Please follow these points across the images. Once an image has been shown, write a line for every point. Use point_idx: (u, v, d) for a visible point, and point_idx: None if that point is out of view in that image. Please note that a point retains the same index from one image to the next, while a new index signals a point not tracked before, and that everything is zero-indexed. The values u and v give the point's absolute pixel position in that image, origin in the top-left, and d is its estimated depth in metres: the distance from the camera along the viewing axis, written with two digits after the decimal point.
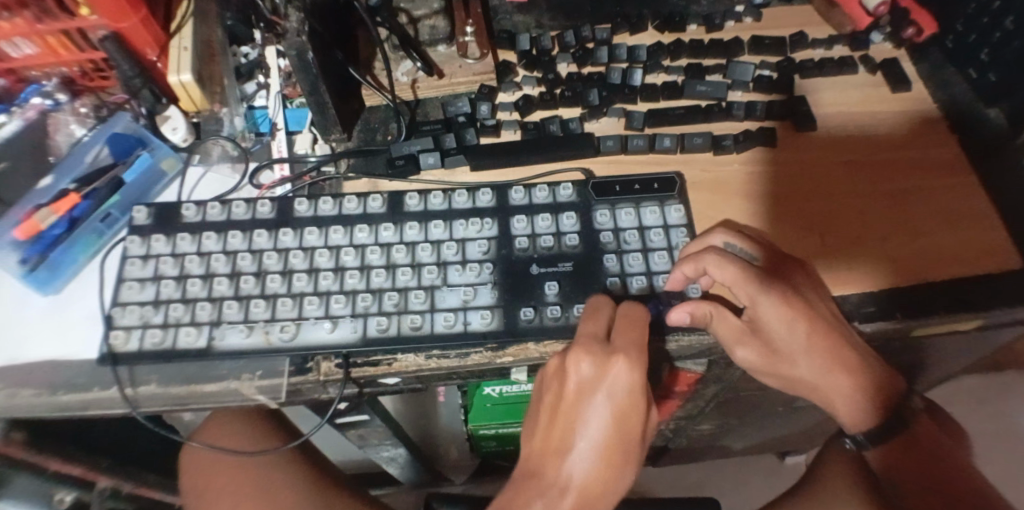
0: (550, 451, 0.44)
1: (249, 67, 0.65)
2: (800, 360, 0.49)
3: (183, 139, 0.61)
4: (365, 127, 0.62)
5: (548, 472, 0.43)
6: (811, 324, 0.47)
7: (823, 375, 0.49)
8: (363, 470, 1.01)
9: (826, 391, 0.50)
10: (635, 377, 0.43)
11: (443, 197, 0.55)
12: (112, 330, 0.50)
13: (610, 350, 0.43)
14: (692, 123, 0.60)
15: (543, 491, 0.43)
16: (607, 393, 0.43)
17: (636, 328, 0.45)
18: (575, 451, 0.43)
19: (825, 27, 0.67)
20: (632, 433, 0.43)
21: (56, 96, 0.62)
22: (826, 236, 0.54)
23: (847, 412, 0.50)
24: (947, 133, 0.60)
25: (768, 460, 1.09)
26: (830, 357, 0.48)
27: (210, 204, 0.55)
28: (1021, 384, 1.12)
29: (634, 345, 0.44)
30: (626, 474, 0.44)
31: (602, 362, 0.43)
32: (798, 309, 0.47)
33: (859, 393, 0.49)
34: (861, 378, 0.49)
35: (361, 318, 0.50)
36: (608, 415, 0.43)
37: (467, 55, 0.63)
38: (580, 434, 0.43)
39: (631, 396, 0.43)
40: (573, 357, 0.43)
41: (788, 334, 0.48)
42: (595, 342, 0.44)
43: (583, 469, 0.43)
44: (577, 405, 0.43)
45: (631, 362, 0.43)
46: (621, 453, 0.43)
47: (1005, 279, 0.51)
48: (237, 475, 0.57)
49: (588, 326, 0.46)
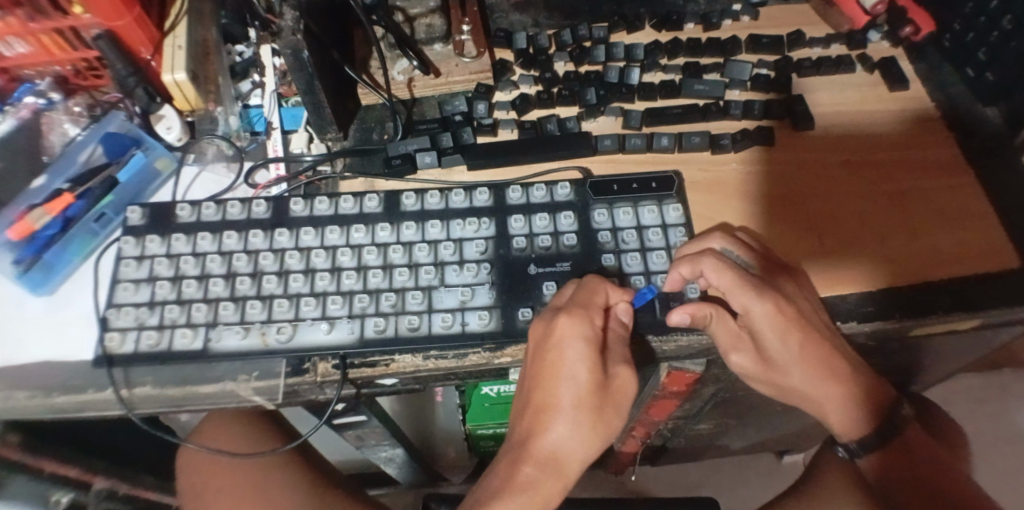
0: (522, 410, 0.46)
1: (244, 66, 0.65)
2: (793, 371, 0.49)
3: (178, 138, 0.61)
4: (361, 126, 0.62)
5: (520, 430, 0.46)
6: (805, 334, 0.47)
7: (815, 385, 0.49)
8: (362, 471, 1.01)
9: (818, 400, 0.50)
10: (580, 331, 0.44)
11: (441, 197, 0.55)
12: (106, 332, 0.49)
13: (557, 310, 0.46)
14: (690, 122, 0.60)
15: (513, 446, 0.45)
16: (557, 349, 0.45)
17: (595, 290, 0.47)
18: (539, 407, 0.45)
19: (822, 25, 0.67)
20: (590, 386, 0.44)
21: (50, 96, 0.61)
22: (824, 236, 0.54)
23: (838, 419, 0.51)
24: (945, 131, 0.59)
25: (766, 458, 1.09)
26: (819, 368, 0.48)
27: (206, 204, 0.55)
28: (1018, 382, 1.13)
29: (581, 304, 0.46)
30: (592, 431, 0.44)
31: (548, 322, 0.45)
32: (794, 320, 0.47)
33: (850, 402, 0.50)
34: (851, 389, 0.49)
35: (359, 318, 0.49)
36: (566, 370, 0.44)
37: (464, 54, 0.63)
38: (542, 390, 0.45)
39: (582, 350, 0.44)
40: (531, 322, 0.47)
41: (782, 346, 0.48)
42: (550, 308, 0.47)
43: (548, 425, 0.44)
44: (533, 363, 0.45)
45: (574, 318, 0.45)
46: (582, 407, 0.44)
47: (1003, 277, 0.51)
48: (233, 477, 0.56)
49: (556, 297, 0.48)
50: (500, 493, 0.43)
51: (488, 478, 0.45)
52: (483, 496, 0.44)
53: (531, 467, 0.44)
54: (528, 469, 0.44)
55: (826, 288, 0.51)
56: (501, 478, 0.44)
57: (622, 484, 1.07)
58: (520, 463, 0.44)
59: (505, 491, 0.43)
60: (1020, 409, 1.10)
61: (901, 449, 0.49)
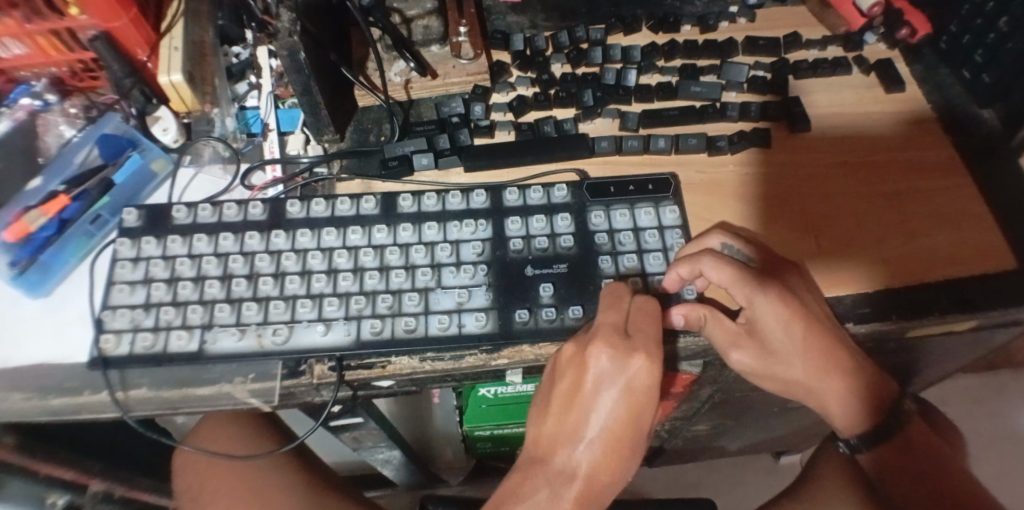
0: (559, 442, 0.45)
1: (241, 67, 0.65)
2: (796, 363, 0.49)
3: (175, 140, 0.60)
4: (358, 127, 0.62)
5: (557, 463, 0.44)
6: (808, 326, 0.47)
7: (818, 377, 0.49)
8: (358, 472, 1.01)
9: (818, 393, 0.50)
10: (652, 375, 0.44)
11: (437, 198, 0.54)
12: (102, 334, 0.49)
13: (632, 346, 0.44)
14: (687, 124, 0.60)
15: (550, 477, 0.44)
16: (622, 389, 0.44)
17: (652, 320, 0.46)
18: (583, 443, 0.44)
19: (818, 27, 0.67)
20: (638, 427, 0.45)
21: (46, 97, 0.61)
22: (822, 236, 0.54)
23: (840, 412, 0.51)
24: (941, 133, 0.60)
25: (763, 459, 1.09)
26: (825, 360, 0.48)
27: (202, 205, 0.55)
28: (1014, 383, 1.13)
29: (653, 342, 0.44)
30: (625, 469, 0.45)
31: (621, 357, 0.44)
32: (797, 311, 0.47)
33: (853, 396, 0.50)
34: (854, 381, 0.49)
35: (355, 320, 0.49)
36: (620, 409, 0.44)
37: (461, 56, 0.63)
38: (591, 425, 0.44)
39: (648, 391, 0.44)
40: (593, 349, 0.44)
41: (785, 336, 0.48)
42: (616, 335, 0.44)
43: (593, 461, 0.44)
44: (590, 396, 0.44)
45: (649, 360, 0.44)
46: (626, 447, 0.45)
47: (1000, 278, 0.51)
48: (231, 480, 0.56)
49: (606, 315, 0.46)
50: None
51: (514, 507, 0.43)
52: None
53: (573, 503, 0.43)
54: (564, 505, 0.43)
55: (824, 288, 0.51)
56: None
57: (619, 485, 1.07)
58: (558, 498, 0.43)
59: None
60: (1017, 409, 1.11)
61: (901, 445, 0.49)
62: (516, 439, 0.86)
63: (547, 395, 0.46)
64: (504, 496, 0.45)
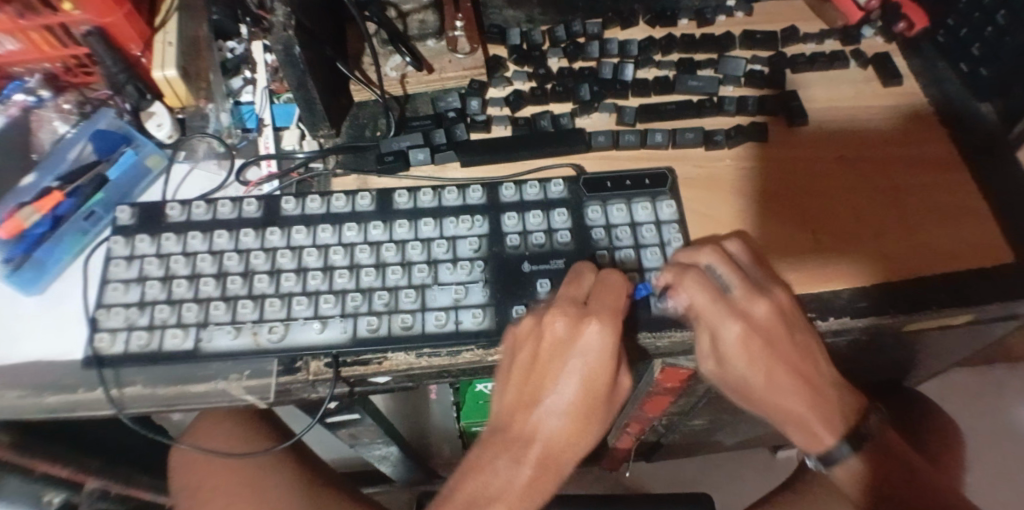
0: (523, 408, 0.47)
1: (235, 62, 0.64)
2: (755, 388, 0.49)
3: (169, 136, 0.60)
4: (354, 123, 0.61)
5: (519, 427, 0.47)
6: (769, 360, 0.48)
7: (779, 398, 0.49)
8: (354, 469, 1.01)
9: (784, 416, 0.50)
10: (607, 342, 0.45)
11: (433, 195, 0.54)
12: (96, 333, 0.49)
13: (586, 314, 0.46)
14: (684, 119, 0.60)
15: (511, 442, 0.47)
16: (579, 355, 0.46)
17: (615, 293, 0.47)
18: (544, 408, 0.47)
19: (816, 21, 0.66)
20: (602, 393, 0.46)
21: (40, 93, 0.60)
22: (819, 229, 0.54)
23: (799, 433, 0.51)
24: (940, 128, 0.59)
25: (760, 454, 1.09)
26: (785, 392, 0.49)
27: (196, 203, 0.54)
28: (1010, 378, 1.13)
29: (607, 308, 0.46)
30: (589, 433, 0.47)
31: (575, 325, 0.46)
32: (757, 344, 0.48)
33: (812, 417, 0.49)
34: (814, 406, 0.49)
35: (351, 317, 0.49)
36: (581, 377, 0.46)
37: (458, 50, 0.62)
38: (552, 391, 0.47)
39: (603, 358, 0.46)
40: (550, 316, 0.46)
41: (748, 364, 0.48)
42: (572, 306, 0.47)
43: (552, 427, 0.46)
44: (551, 366, 0.46)
45: (602, 327, 0.45)
46: (588, 412, 0.47)
47: (996, 275, 0.51)
48: (226, 478, 0.56)
49: (568, 290, 0.48)
50: (498, 495, 0.45)
51: (476, 479, 0.46)
52: (474, 491, 0.46)
53: (532, 468, 0.46)
54: (527, 470, 0.46)
55: (822, 284, 0.52)
56: (501, 479, 0.46)
57: (618, 480, 1.08)
58: (520, 463, 0.46)
59: (506, 494, 0.45)
60: (1013, 405, 1.11)
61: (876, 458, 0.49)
62: None
63: (510, 366, 0.47)
64: (471, 466, 0.47)
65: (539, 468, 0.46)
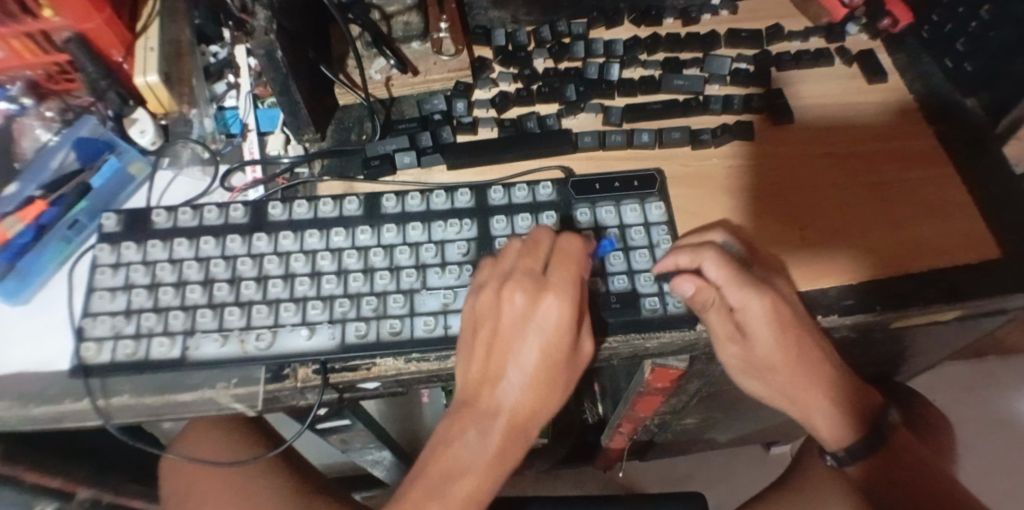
0: (485, 381, 0.46)
1: (218, 67, 0.64)
2: (779, 371, 0.50)
3: (152, 142, 0.59)
4: (340, 126, 0.61)
5: (482, 400, 0.45)
6: (797, 340, 0.49)
7: (801, 386, 0.51)
8: (345, 474, 1.00)
9: (806, 406, 0.52)
10: (565, 312, 0.45)
11: (421, 198, 0.54)
12: (83, 342, 0.49)
13: (544, 286, 0.46)
14: (670, 118, 0.60)
15: (478, 416, 0.45)
16: (538, 327, 0.45)
17: (574, 263, 0.46)
18: (506, 381, 0.45)
19: (801, 18, 0.66)
20: (563, 360, 0.45)
21: (22, 101, 0.59)
22: (803, 229, 0.54)
23: (824, 425, 0.52)
24: (927, 123, 0.59)
25: (753, 451, 1.10)
26: (809, 379, 0.50)
27: (182, 209, 0.54)
28: (1000, 369, 1.14)
29: (564, 280, 0.45)
30: (551, 401, 0.46)
31: (533, 297, 0.45)
32: (783, 318, 0.48)
33: (835, 406, 0.51)
34: (836, 393, 0.51)
35: (339, 323, 0.49)
36: (542, 346, 0.45)
37: (442, 52, 0.62)
38: (512, 364, 0.45)
39: (562, 328, 0.45)
40: (509, 290, 0.45)
41: (773, 342, 0.49)
42: (530, 278, 0.46)
43: (517, 398, 0.45)
44: (511, 339, 0.45)
45: (561, 297, 0.45)
46: (551, 379, 0.46)
47: (983, 270, 0.51)
48: (217, 487, 0.56)
49: (525, 261, 0.47)
50: (470, 470, 0.44)
51: (447, 453, 0.45)
52: (447, 468, 0.44)
53: (500, 439, 0.45)
54: (494, 441, 0.45)
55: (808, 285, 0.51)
56: (470, 454, 0.45)
57: (611, 479, 1.08)
58: (486, 437, 0.45)
59: (474, 468, 0.44)
60: (1003, 396, 1.12)
61: (891, 455, 0.50)
62: None
63: (470, 340, 0.46)
64: (439, 440, 0.46)
65: (504, 440, 0.45)
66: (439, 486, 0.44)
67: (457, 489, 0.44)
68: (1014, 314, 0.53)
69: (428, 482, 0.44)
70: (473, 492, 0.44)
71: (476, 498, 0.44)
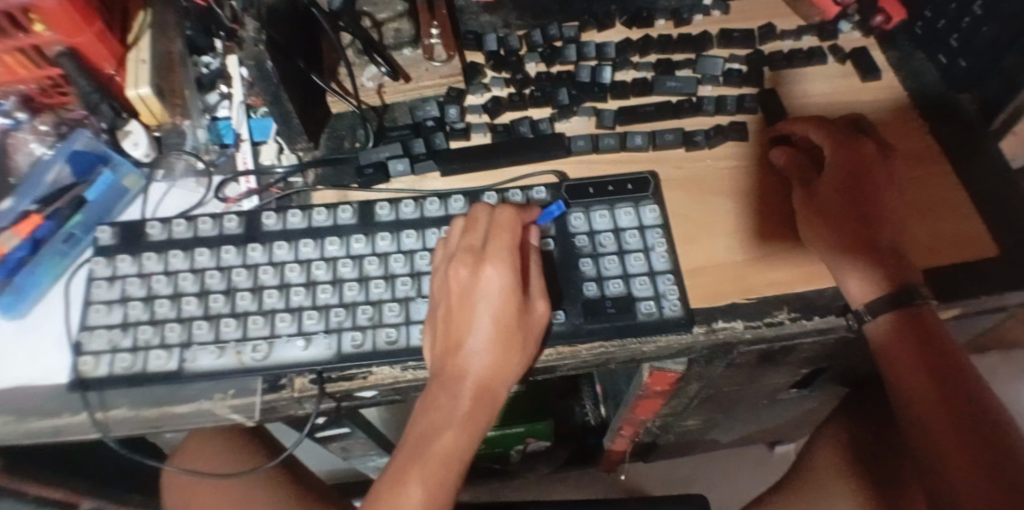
0: (448, 352, 0.46)
1: (211, 77, 0.64)
2: (819, 219, 0.52)
3: (146, 154, 0.60)
4: (333, 135, 0.61)
5: (448, 369, 0.46)
6: (844, 187, 0.53)
7: (833, 235, 0.51)
8: (346, 481, 1.00)
9: (834, 264, 0.50)
10: (505, 278, 0.47)
11: (415, 206, 0.54)
12: (80, 356, 0.49)
13: (483, 257, 0.47)
14: (663, 120, 0.60)
15: (445, 385, 0.46)
16: (485, 297, 0.47)
17: (509, 230, 0.48)
18: (468, 348, 0.46)
19: (793, 17, 0.66)
20: (515, 321, 0.46)
21: (16, 115, 0.59)
22: (877, 187, 0.53)
23: (853, 285, 0.49)
24: (921, 121, 0.59)
25: (756, 449, 1.09)
26: (838, 229, 0.51)
27: (176, 221, 0.54)
28: (1004, 363, 1.14)
29: (502, 248, 0.48)
30: (516, 362, 0.47)
31: (476, 268, 0.47)
32: (848, 167, 0.53)
33: (859, 270, 0.49)
34: (869, 258, 0.49)
35: (335, 333, 0.49)
36: (493, 309, 0.47)
37: (433, 58, 0.62)
38: (470, 331, 0.46)
39: (506, 293, 0.47)
40: (452, 267, 0.47)
41: (826, 190, 0.53)
42: (470, 251, 0.48)
43: (479, 362, 0.46)
44: (464, 310, 0.47)
45: (500, 266, 0.47)
46: (510, 341, 0.46)
47: (981, 266, 0.51)
48: (217, 497, 0.56)
49: (466, 238, 0.49)
50: (444, 429, 0.46)
51: (425, 419, 0.46)
52: (421, 434, 0.46)
53: (469, 402, 0.46)
54: (465, 403, 0.46)
55: (851, 256, 0.50)
56: (444, 415, 0.46)
57: (614, 481, 1.08)
58: (457, 399, 0.46)
59: (450, 426, 0.46)
60: (1010, 390, 1.11)
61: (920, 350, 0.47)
62: (509, 438, 0.86)
63: (431, 317, 0.47)
64: (417, 407, 0.47)
65: (475, 400, 0.46)
66: (420, 448, 0.45)
67: (436, 447, 0.45)
68: (1012, 311, 0.53)
69: (410, 445, 0.46)
70: (452, 448, 0.45)
71: (456, 454, 0.45)
